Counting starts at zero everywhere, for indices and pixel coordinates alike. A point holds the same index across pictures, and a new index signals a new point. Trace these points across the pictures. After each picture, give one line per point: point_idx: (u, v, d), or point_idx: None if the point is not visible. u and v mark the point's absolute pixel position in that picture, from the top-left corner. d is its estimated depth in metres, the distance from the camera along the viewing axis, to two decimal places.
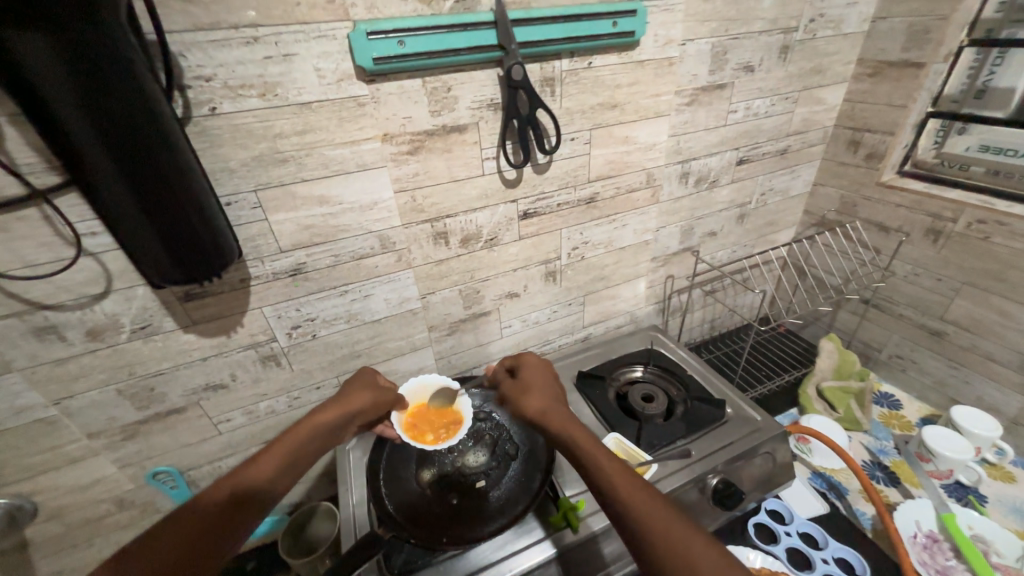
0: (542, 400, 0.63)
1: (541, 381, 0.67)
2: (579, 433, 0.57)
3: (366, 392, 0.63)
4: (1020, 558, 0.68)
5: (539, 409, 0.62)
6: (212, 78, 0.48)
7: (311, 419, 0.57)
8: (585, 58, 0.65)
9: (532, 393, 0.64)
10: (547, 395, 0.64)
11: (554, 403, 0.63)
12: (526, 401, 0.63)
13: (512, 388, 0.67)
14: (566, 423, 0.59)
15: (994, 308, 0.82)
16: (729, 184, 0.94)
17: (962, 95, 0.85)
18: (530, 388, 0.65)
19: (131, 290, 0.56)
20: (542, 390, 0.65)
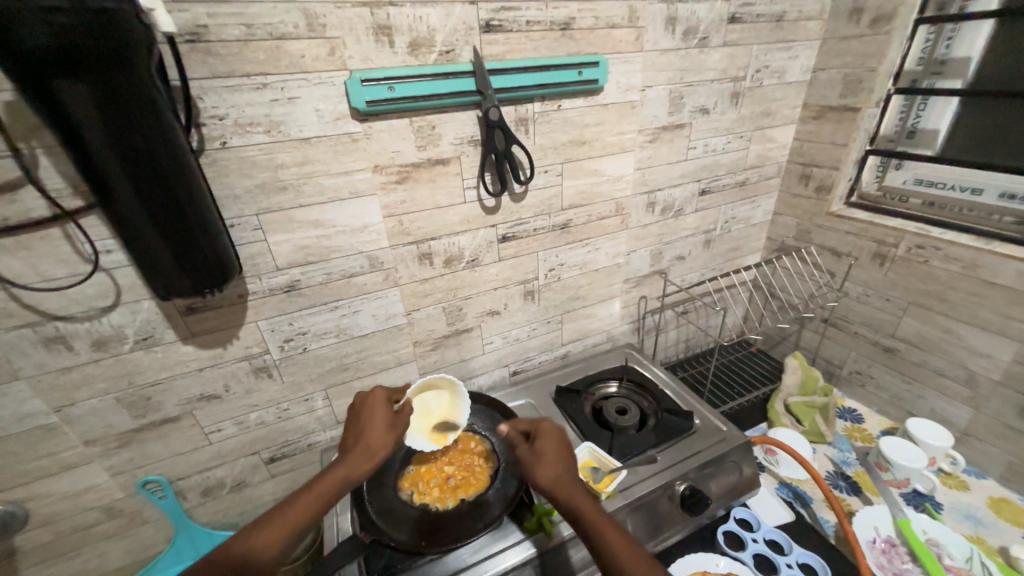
0: (555, 470, 0.63)
1: (555, 446, 0.66)
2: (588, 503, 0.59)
3: (386, 436, 0.63)
4: (969, 559, 0.71)
5: (552, 479, 0.62)
6: (225, 117, 0.55)
7: (336, 475, 0.58)
8: (555, 101, 0.74)
9: (545, 462, 0.64)
10: (560, 462, 0.64)
11: (568, 473, 0.63)
12: (538, 474, 0.63)
13: (524, 456, 0.67)
14: (577, 497, 0.60)
15: (939, 326, 0.89)
16: (693, 213, 1.02)
17: (896, 135, 0.95)
18: (543, 455, 0.65)
19: (138, 303, 0.61)
20: (555, 457, 0.65)
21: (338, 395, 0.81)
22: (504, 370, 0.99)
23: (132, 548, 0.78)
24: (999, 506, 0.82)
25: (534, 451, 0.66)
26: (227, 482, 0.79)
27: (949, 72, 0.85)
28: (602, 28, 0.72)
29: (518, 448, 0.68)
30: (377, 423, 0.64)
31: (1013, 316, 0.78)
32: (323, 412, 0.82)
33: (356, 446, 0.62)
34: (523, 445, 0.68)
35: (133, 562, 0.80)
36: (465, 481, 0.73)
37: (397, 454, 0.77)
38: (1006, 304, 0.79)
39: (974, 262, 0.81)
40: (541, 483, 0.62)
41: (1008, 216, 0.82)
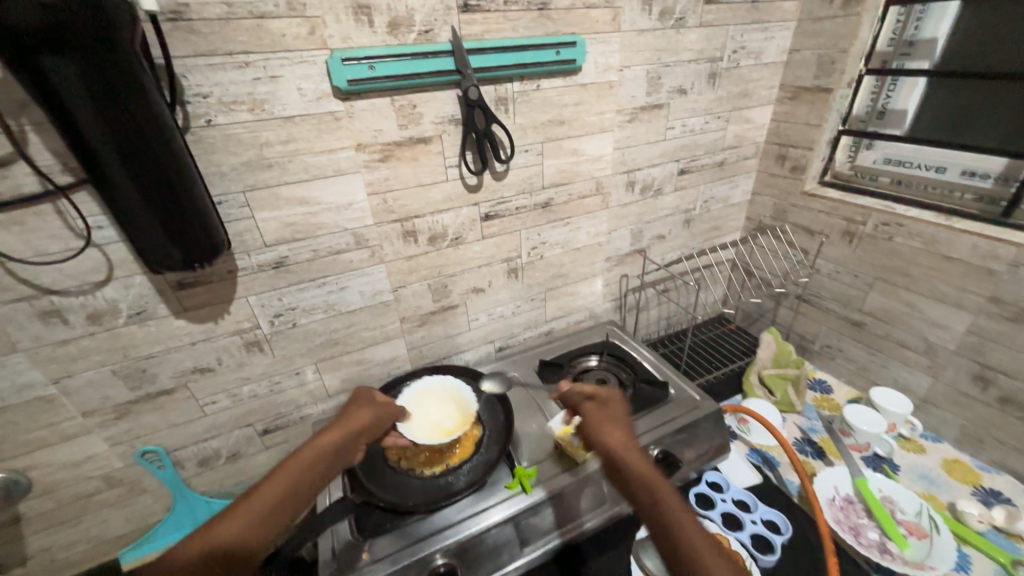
0: (621, 434, 0.67)
1: (623, 417, 0.71)
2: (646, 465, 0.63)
3: (360, 410, 0.72)
4: (919, 513, 0.77)
5: (617, 440, 0.66)
6: (208, 95, 0.57)
7: (313, 445, 0.65)
8: (534, 81, 0.76)
9: (613, 427, 0.68)
10: (625, 428, 0.68)
11: (632, 439, 0.67)
12: (607, 436, 0.67)
13: (591, 415, 0.70)
14: (636, 459, 0.64)
15: (902, 299, 0.94)
16: (672, 192, 1.05)
17: (867, 116, 0.98)
18: (610, 420, 0.70)
19: (130, 278, 0.63)
20: (621, 423, 0.69)
21: (328, 369, 0.85)
22: (490, 346, 1.03)
23: (133, 516, 0.82)
24: (951, 466, 0.88)
25: (601, 413, 0.71)
26: (223, 452, 0.83)
27: (917, 53, 0.88)
28: (578, 8, 0.74)
29: (587, 407, 0.72)
30: (356, 406, 0.73)
31: (968, 288, 0.83)
32: (314, 385, 0.85)
33: (334, 424, 0.70)
34: (594, 406, 0.72)
35: (134, 530, 0.83)
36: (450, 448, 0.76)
37: None
38: (962, 277, 0.83)
39: (934, 238, 0.86)
40: (608, 440, 0.66)
41: (969, 193, 0.86)
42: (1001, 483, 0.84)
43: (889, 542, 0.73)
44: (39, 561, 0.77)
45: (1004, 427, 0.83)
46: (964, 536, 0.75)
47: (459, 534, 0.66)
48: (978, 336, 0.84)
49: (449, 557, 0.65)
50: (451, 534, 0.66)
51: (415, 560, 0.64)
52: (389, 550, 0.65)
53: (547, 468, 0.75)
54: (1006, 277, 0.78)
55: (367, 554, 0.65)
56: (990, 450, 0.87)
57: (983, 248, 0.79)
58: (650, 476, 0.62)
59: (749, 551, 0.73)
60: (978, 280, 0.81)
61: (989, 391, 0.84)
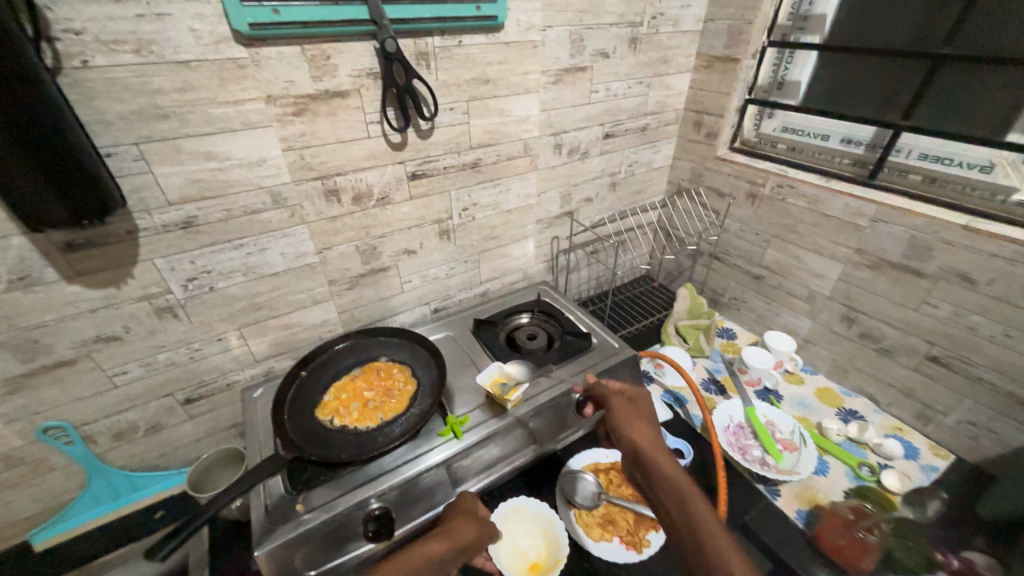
0: (646, 433, 0.69)
1: (652, 416, 0.72)
2: (671, 464, 0.63)
3: (473, 524, 0.65)
4: (793, 431, 0.91)
5: (643, 437, 0.68)
6: (82, 31, 0.51)
7: (421, 553, 0.59)
8: (456, 37, 0.75)
9: (641, 425, 0.70)
10: (651, 430, 0.69)
11: (657, 438, 0.68)
12: (635, 432, 0.68)
13: (620, 411, 0.73)
14: (660, 456, 0.64)
15: (791, 254, 1.06)
16: (598, 156, 1.10)
17: (769, 86, 1.07)
18: (636, 418, 0.71)
19: (6, 239, 0.57)
20: (648, 424, 0.70)
21: (254, 334, 0.83)
22: (425, 308, 1.05)
23: (41, 497, 0.77)
24: (822, 393, 1.04)
25: (628, 408, 0.73)
26: (141, 425, 0.79)
27: (811, 28, 0.97)
28: None
29: (616, 401, 0.75)
30: (466, 517, 0.67)
31: (840, 242, 0.96)
32: (238, 351, 0.83)
33: (442, 530, 0.64)
34: (623, 400, 0.75)
35: (44, 511, 0.79)
36: (384, 403, 0.79)
37: (319, 387, 0.82)
38: (836, 232, 0.96)
39: (816, 198, 0.97)
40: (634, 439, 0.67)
41: (847, 159, 0.98)
42: (859, 403, 1.01)
43: (768, 456, 0.86)
44: None
45: (863, 358, 1.00)
46: (825, 448, 0.90)
47: (394, 479, 0.70)
48: (847, 283, 0.98)
49: (384, 500, 0.69)
50: (386, 480, 0.70)
51: (350, 506, 0.67)
52: (324, 499, 0.67)
53: (478, 415, 0.80)
54: (868, 231, 0.91)
55: (302, 505, 0.67)
56: (853, 378, 1.03)
57: (853, 206, 0.92)
58: (673, 472, 0.61)
59: None
60: (848, 234, 0.94)
61: (853, 328, 0.99)
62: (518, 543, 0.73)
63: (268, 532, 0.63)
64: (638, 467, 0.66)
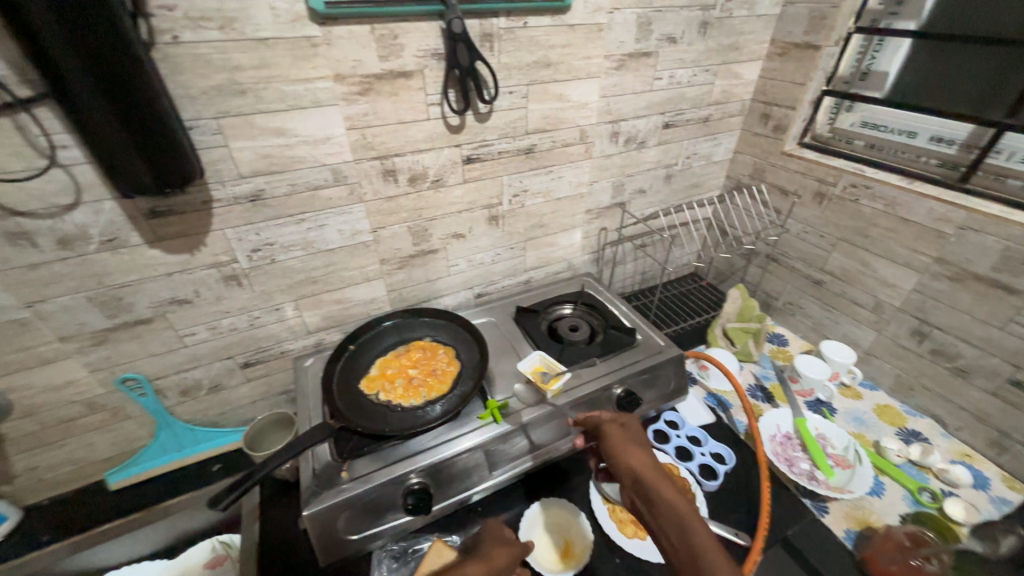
0: (644, 459, 0.63)
1: (646, 443, 0.67)
2: (673, 495, 0.57)
3: (506, 547, 0.63)
4: (847, 448, 0.86)
5: (640, 464, 0.62)
6: (174, 8, 0.54)
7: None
8: (521, 18, 0.74)
9: (637, 451, 0.64)
10: (648, 457, 0.64)
11: (655, 465, 0.62)
12: (632, 459, 0.63)
13: (614, 436, 0.67)
14: (660, 485, 0.59)
15: (859, 259, 0.99)
16: (655, 146, 1.06)
17: (851, 77, 0.99)
18: (631, 444, 0.66)
19: (100, 203, 0.62)
20: (643, 450, 0.65)
21: (308, 307, 0.86)
22: (469, 292, 1.05)
23: (117, 441, 0.85)
24: (882, 410, 0.98)
25: (622, 434, 0.67)
26: (204, 383, 0.85)
27: (905, 13, 0.88)
28: None
29: (608, 426, 0.69)
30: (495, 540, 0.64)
31: (918, 250, 0.88)
32: (294, 321, 0.87)
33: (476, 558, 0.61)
34: (615, 426, 0.68)
35: (119, 454, 0.86)
36: (427, 382, 0.81)
37: (366, 362, 0.85)
38: (914, 239, 0.89)
39: (895, 200, 0.90)
40: (631, 465, 0.62)
41: (934, 159, 0.89)
42: (923, 425, 0.94)
43: (817, 471, 0.82)
44: (26, 480, 0.80)
45: (932, 377, 0.92)
46: (881, 468, 0.85)
47: (433, 457, 0.72)
48: (921, 294, 0.90)
49: (423, 476, 0.71)
50: (426, 457, 0.71)
51: (391, 478, 0.69)
52: (367, 470, 0.70)
53: (518, 402, 0.81)
54: (953, 239, 0.83)
55: (346, 473, 0.69)
56: (918, 396, 0.96)
57: (937, 211, 0.84)
58: (676, 503, 0.56)
59: (696, 478, 0.81)
60: (928, 242, 0.86)
61: (924, 344, 0.92)
62: (544, 538, 0.73)
63: (315, 495, 0.67)
64: (634, 496, 0.60)
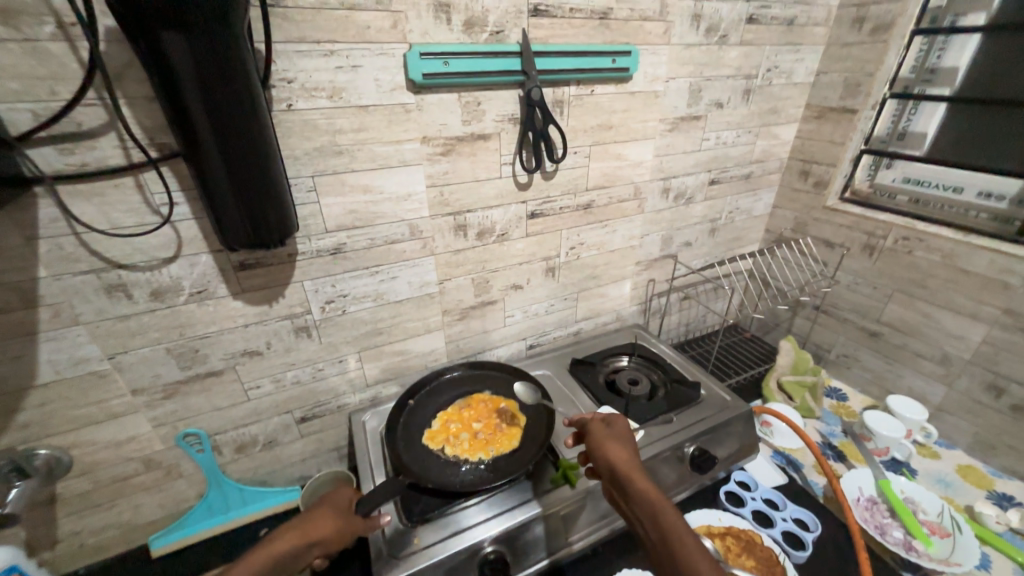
0: (623, 451, 0.63)
1: (629, 435, 0.67)
2: (650, 486, 0.57)
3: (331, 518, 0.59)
4: (941, 514, 0.80)
5: (618, 456, 0.62)
6: (293, 80, 0.59)
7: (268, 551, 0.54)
8: (589, 87, 0.79)
9: (616, 443, 0.64)
10: (627, 448, 0.64)
11: (635, 456, 0.62)
12: (611, 451, 0.63)
13: (594, 433, 0.67)
14: (635, 475, 0.58)
15: (919, 310, 0.99)
16: (702, 201, 1.09)
17: (888, 137, 1.04)
18: (611, 438, 0.65)
19: (196, 256, 0.64)
20: (623, 443, 0.65)
21: (370, 358, 0.85)
22: (521, 343, 1.04)
23: (165, 502, 0.81)
24: (965, 471, 0.92)
25: (603, 430, 0.67)
26: (260, 439, 0.82)
27: (938, 80, 0.93)
28: (635, 20, 0.78)
29: (591, 425, 0.69)
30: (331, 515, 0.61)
31: (984, 301, 0.88)
32: (354, 373, 0.85)
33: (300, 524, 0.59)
34: (598, 423, 0.69)
35: (165, 515, 0.82)
36: (494, 437, 0.78)
37: (429, 415, 0.82)
38: (978, 290, 0.88)
39: (952, 252, 0.91)
40: (609, 458, 0.62)
41: (984, 214, 0.91)
42: (1014, 487, 0.89)
43: (915, 540, 0.76)
44: (68, 545, 0.75)
45: (1016, 434, 0.88)
46: (984, 536, 0.78)
47: (507, 522, 0.67)
48: (992, 346, 0.88)
49: (498, 544, 0.66)
50: (500, 522, 0.67)
51: (465, 546, 0.64)
52: (438, 536, 0.65)
53: None
54: (1021, 291, 0.83)
55: (417, 539, 0.65)
56: (1002, 456, 0.91)
57: (999, 263, 0.85)
58: (651, 496, 0.56)
59: (782, 546, 0.75)
60: (994, 293, 0.86)
61: (1002, 398, 0.88)
62: None
63: (386, 563, 0.62)
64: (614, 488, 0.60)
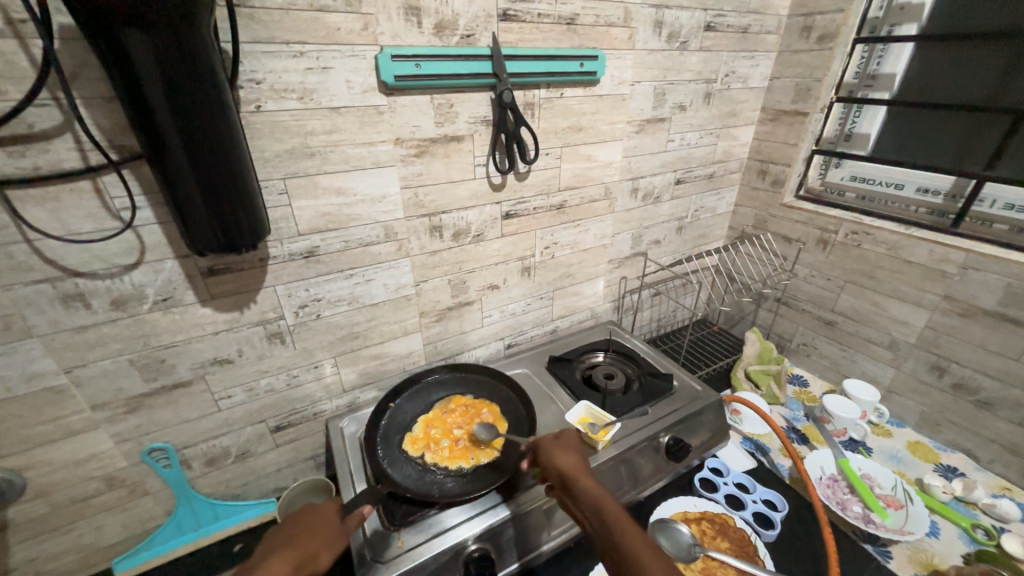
0: (571, 458, 0.66)
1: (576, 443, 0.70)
2: (596, 486, 0.60)
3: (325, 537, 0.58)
4: (894, 487, 0.86)
5: (566, 463, 0.65)
6: (261, 81, 0.58)
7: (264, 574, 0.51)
8: (559, 90, 0.81)
9: (565, 450, 0.67)
10: (575, 454, 0.67)
11: (582, 463, 0.65)
12: (560, 459, 0.65)
13: (544, 442, 0.70)
14: (582, 479, 0.62)
15: (868, 299, 1.06)
16: (669, 201, 1.14)
17: (836, 138, 1.11)
18: (560, 445, 0.69)
19: (161, 262, 0.62)
20: (571, 450, 0.68)
21: (346, 363, 0.84)
22: (499, 343, 1.05)
23: (129, 523, 0.76)
24: (914, 447, 0.99)
25: (552, 439, 0.70)
26: (232, 451, 0.79)
27: (879, 85, 1.01)
28: (601, 25, 0.80)
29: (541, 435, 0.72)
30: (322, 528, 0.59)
31: (925, 289, 0.95)
32: (331, 379, 0.84)
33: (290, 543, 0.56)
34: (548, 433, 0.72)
35: (130, 537, 0.78)
36: (474, 443, 0.77)
37: (409, 419, 0.82)
38: (920, 278, 0.96)
39: (896, 244, 0.98)
40: (557, 465, 0.65)
41: (923, 208, 0.99)
42: (957, 460, 0.96)
43: (872, 513, 0.81)
44: (21, 575, 0.70)
45: (957, 410, 0.96)
46: (932, 506, 0.85)
47: (490, 521, 0.67)
48: (934, 330, 0.96)
49: (481, 542, 0.66)
50: (483, 521, 0.67)
51: (448, 547, 0.64)
52: (420, 538, 0.65)
53: None
54: (957, 278, 0.90)
55: (399, 542, 0.64)
56: (946, 432, 0.98)
57: (938, 253, 0.92)
58: (598, 495, 0.59)
59: (753, 527, 0.78)
60: (934, 281, 0.93)
61: (944, 378, 0.96)
62: None
63: (368, 567, 0.61)
64: (563, 493, 0.63)
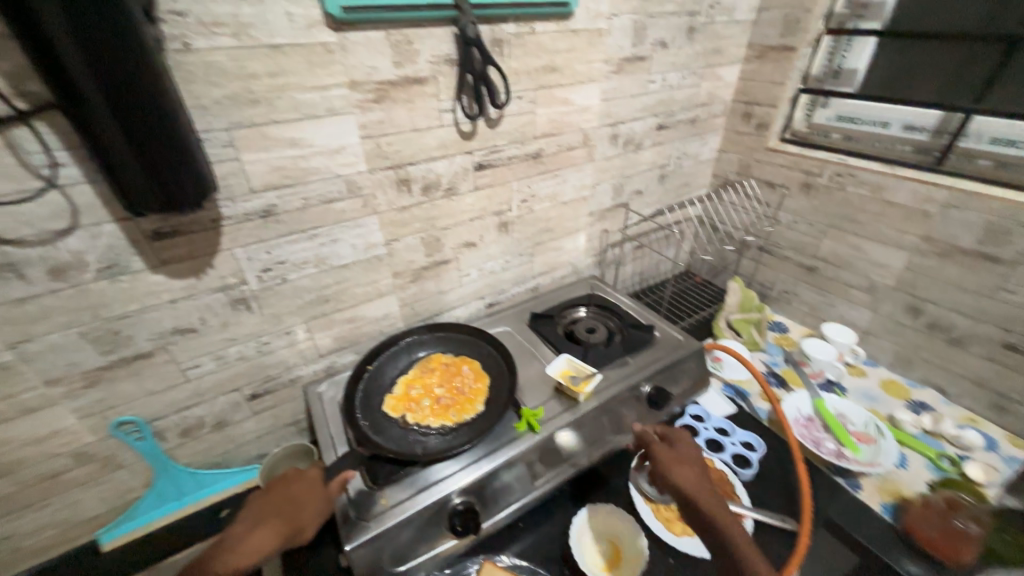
0: (694, 474, 0.67)
1: (694, 456, 0.70)
2: (717, 506, 0.62)
3: (310, 509, 0.62)
4: (866, 424, 0.89)
5: (687, 481, 0.65)
6: (186, 14, 0.51)
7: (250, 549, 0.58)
8: (529, 24, 0.75)
9: (685, 466, 0.68)
10: (697, 469, 0.68)
11: (704, 478, 0.67)
12: (680, 475, 0.66)
13: (662, 455, 0.70)
14: (701, 498, 0.63)
15: (849, 244, 1.05)
16: (651, 148, 1.09)
17: (823, 75, 1.05)
18: (683, 458, 0.69)
19: (99, 226, 0.57)
20: (691, 464, 0.68)
21: (319, 328, 0.81)
22: (479, 302, 1.03)
23: (108, 496, 0.75)
24: (887, 385, 1.02)
25: (672, 453, 0.70)
26: (208, 421, 0.77)
27: (870, 15, 0.95)
28: None
29: (656, 445, 0.71)
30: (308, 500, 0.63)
31: (906, 231, 0.94)
32: (305, 345, 0.81)
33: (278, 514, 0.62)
34: (663, 444, 0.72)
35: (110, 509, 0.77)
36: (455, 401, 0.77)
37: (388, 381, 0.81)
38: (902, 220, 0.95)
39: (880, 186, 0.96)
40: (675, 484, 0.65)
41: (908, 146, 0.96)
42: (927, 395, 0.99)
43: (844, 449, 0.84)
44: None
45: (929, 349, 0.98)
46: (901, 439, 0.88)
47: (475, 474, 0.67)
48: (912, 272, 0.96)
49: (466, 495, 0.66)
50: (467, 475, 0.67)
51: (433, 501, 0.64)
52: (405, 494, 0.64)
53: (551, 408, 0.78)
54: (938, 218, 0.89)
55: (384, 499, 0.64)
56: (918, 370, 1.01)
57: (921, 193, 0.90)
58: (712, 513, 0.61)
59: (731, 467, 0.81)
60: (915, 222, 0.93)
61: (919, 319, 0.97)
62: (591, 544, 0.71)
63: (352, 525, 0.61)
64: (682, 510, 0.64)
